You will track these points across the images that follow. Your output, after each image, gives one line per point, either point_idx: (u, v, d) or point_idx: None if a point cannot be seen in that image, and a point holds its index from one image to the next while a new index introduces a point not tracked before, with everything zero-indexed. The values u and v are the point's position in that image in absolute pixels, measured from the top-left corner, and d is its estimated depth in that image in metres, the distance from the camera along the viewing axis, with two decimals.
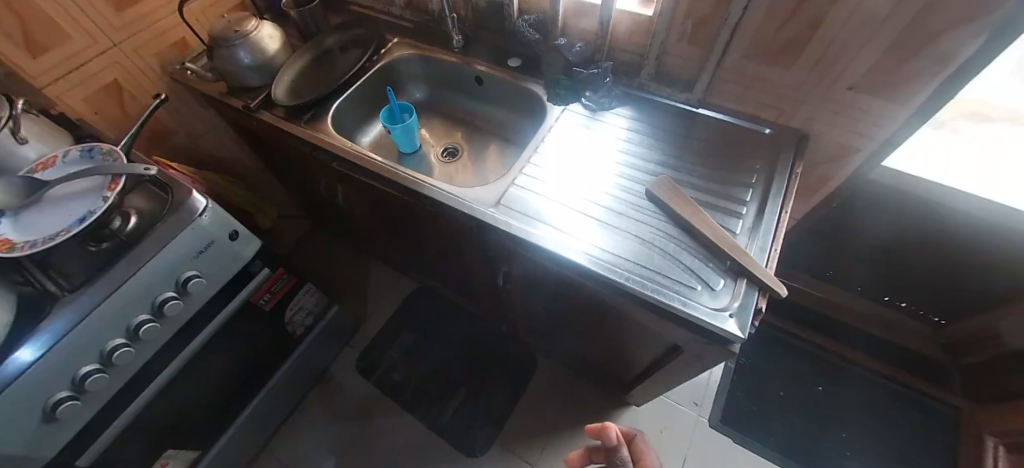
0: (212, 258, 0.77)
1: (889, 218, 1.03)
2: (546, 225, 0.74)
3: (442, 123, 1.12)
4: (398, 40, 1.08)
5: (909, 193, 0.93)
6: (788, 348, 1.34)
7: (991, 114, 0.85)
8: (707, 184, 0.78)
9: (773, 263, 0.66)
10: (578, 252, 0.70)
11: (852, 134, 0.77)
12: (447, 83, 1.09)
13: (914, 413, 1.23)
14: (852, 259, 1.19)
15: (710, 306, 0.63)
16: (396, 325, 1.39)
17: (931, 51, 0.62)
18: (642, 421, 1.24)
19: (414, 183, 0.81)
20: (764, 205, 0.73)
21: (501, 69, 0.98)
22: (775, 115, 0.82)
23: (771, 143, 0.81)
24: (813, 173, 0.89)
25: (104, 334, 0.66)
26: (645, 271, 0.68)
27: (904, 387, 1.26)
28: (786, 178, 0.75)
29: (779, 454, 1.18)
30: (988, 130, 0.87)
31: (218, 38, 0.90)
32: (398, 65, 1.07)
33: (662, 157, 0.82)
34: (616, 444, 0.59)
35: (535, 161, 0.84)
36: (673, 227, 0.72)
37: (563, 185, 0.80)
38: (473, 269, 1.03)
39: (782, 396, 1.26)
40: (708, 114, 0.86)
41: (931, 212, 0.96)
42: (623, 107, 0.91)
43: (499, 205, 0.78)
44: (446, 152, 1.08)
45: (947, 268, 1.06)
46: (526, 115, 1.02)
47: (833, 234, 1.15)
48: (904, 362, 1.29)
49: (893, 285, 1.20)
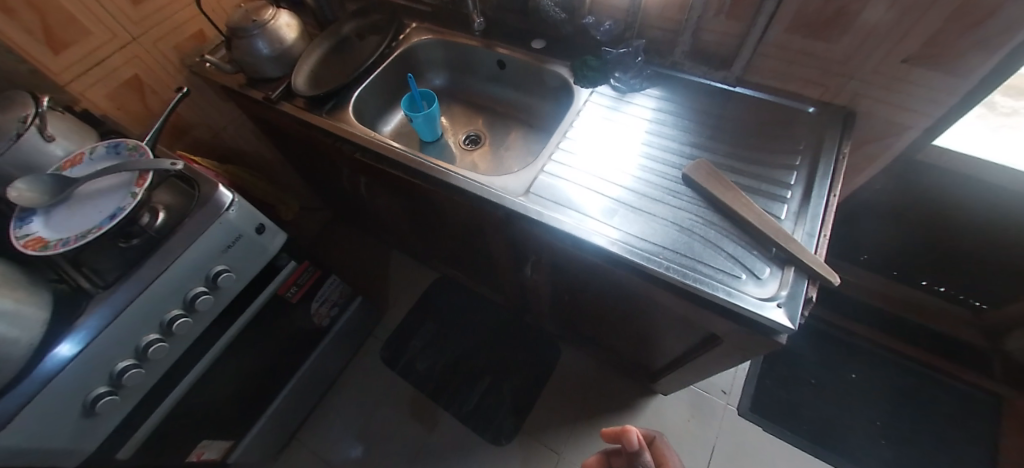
0: (240, 252, 0.77)
1: (935, 198, 0.98)
2: (579, 213, 0.72)
3: (463, 110, 1.09)
4: (417, 25, 1.05)
5: (960, 172, 0.88)
6: (821, 334, 1.29)
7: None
8: (746, 166, 0.74)
9: (822, 250, 0.63)
10: (613, 241, 0.67)
11: (903, 111, 0.72)
12: (467, 68, 1.06)
13: (955, 401, 1.17)
14: (890, 242, 1.15)
15: (757, 296, 0.60)
16: (418, 316, 1.39)
17: (997, 20, 0.57)
18: (668, 409, 1.22)
19: (439, 172, 0.79)
20: (810, 188, 0.69)
21: (524, 52, 0.95)
22: (818, 92, 0.77)
23: (816, 122, 0.77)
24: (857, 152, 0.84)
25: (139, 330, 0.66)
26: (685, 260, 0.65)
27: (944, 375, 1.21)
28: (833, 159, 0.71)
29: (812, 444, 1.15)
30: None
31: (236, 29, 0.88)
32: (417, 51, 1.04)
33: (697, 139, 0.79)
34: (639, 449, 0.55)
35: (564, 147, 0.81)
36: (713, 212, 0.69)
37: (594, 171, 0.77)
38: (497, 259, 1.01)
39: (814, 384, 1.23)
40: (745, 93, 0.82)
41: (980, 192, 0.90)
42: (653, 87, 0.86)
43: (528, 193, 0.75)
44: (469, 140, 1.06)
45: (995, 251, 1.00)
46: (550, 98, 0.98)
47: (871, 214, 1.10)
48: (944, 350, 1.23)
49: (932, 268, 1.15)
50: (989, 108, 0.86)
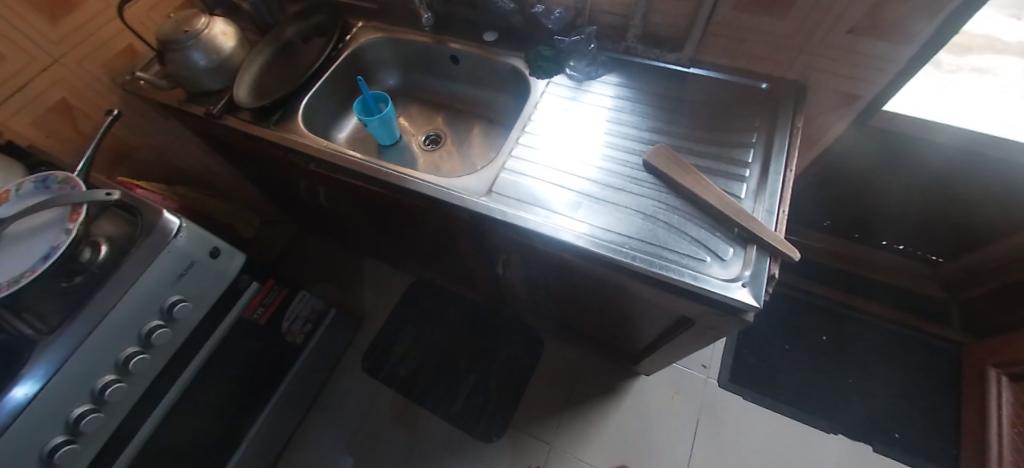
0: (195, 279, 0.73)
1: (888, 162, 1.01)
2: (544, 209, 0.70)
3: (420, 110, 1.06)
4: (363, 23, 1.01)
5: (910, 136, 0.91)
6: (792, 300, 1.33)
7: (970, 44, 0.83)
8: (705, 147, 0.74)
9: (782, 226, 0.64)
10: (580, 234, 0.67)
11: (852, 80, 0.73)
12: (420, 65, 1.02)
13: (920, 352, 1.23)
14: (849, 206, 1.18)
15: (721, 278, 0.60)
16: (397, 321, 1.36)
17: None
18: (653, 389, 1.24)
19: (398, 178, 0.76)
20: (767, 165, 0.70)
21: (477, 46, 0.92)
22: (769, 68, 0.77)
23: (769, 98, 0.78)
24: (811, 125, 0.86)
25: (94, 372, 0.62)
26: (651, 247, 0.65)
27: (909, 328, 1.26)
28: (788, 134, 0.72)
29: (790, 407, 1.18)
30: (992, 61, 0.83)
31: (167, 41, 0.82)
32: (366, 52, 1.00)
33: (656, 123, 0.78)
34: None
35: (524, 142, 0.79)
36: (676, 197, 0.69)
37: (556, 165, 0.75)
38: (469, 259, 1.00)
39: (788, 350, 1.26)
40: (700, 73, 0.82)
41: (928, 153, 0.94)
42: (610, 73, 0.85)
43: (490, 193, 0.73)
44: (429, 140, 1.03)
45: (945, 206, 1.05)
46: (508, 91, 0.96)
47: (830, 180, 1.13)
48: (907, 305, 1.29)
49: (890, 227, 1.20)
50: (935, 66, 0.86)
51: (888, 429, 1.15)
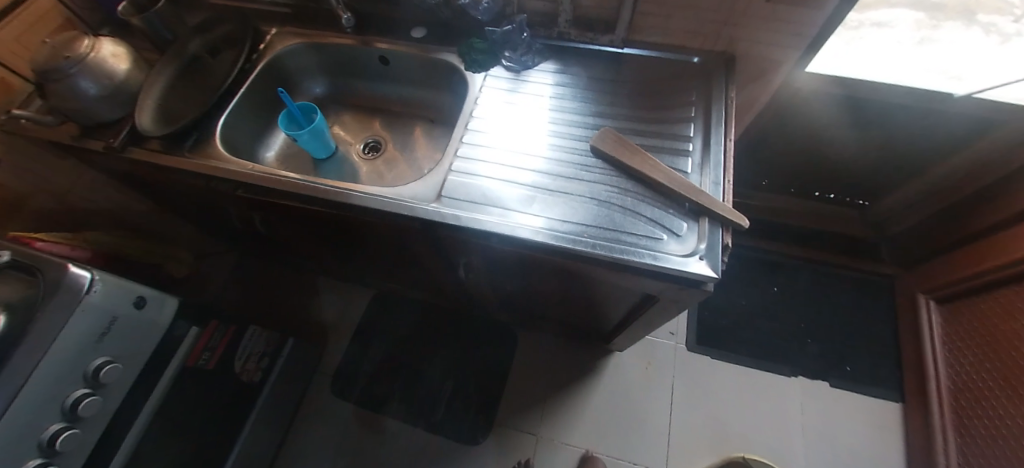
0: (121, 336, 0.66)
1: (811, 121, 1.08)
2: (497, 207, 0.68)
3: (354, 117, 1.00)
4: (277, 30, 0.92)
5: (831, 94, 0.97)
6: (744, 258, 1.40)
7: None
8: (648, 126, 0.74)
9: (728, 196, 0.66)
10: (537, 229, 0.65)
11: (775, 47, 0.75)
12: (348, 69, 0.96)
13: (860, 289, 1.34)
14: (785, 161, 1.25)
15: (679, 253, 0.61)
16: (363, 339, 1.30)
17: None
18: (628, 363, 1.27)
19: (338, 194, 0.71)
20: (708, 137, 0.71)
21: (405, 44, 0.87)
22: (699, 41, 0.79)
23: (702, 72, 0.79)
24: (743, 93, 0.88)
25: (14, 461, 0.54)
26: (609, 233, 0.64)
27: (848, 268, 1.36)
28: (724, 105, 0.74)
29: (754, 359, 1.26)
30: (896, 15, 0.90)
31: (43, 71, 0.71)
32: (285, 61, 0.92)
33: (598, 107, 0.78)
34: None
35: (469, 140, 0.76)
36: (627, 180, 0.69)
37: (505, 160, 0.73)
38: (428, 266, 0.96)
39: (746, 305, 1.33)
40: (634, 53, 0.82)
41: (849, 107, 1.01)
42: (548, 60, 0.84)
43: (440, 198, 0.69)
44: (369, 147, 0.96)
45: (866, 153, 1.15)
46: (446, 88, 0.92)
47: (765, 140, 1.19)
48: (843, 248, 1.39)
49: (822, 178, 1.29)
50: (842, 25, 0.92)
51: (841, 364, 1.24)
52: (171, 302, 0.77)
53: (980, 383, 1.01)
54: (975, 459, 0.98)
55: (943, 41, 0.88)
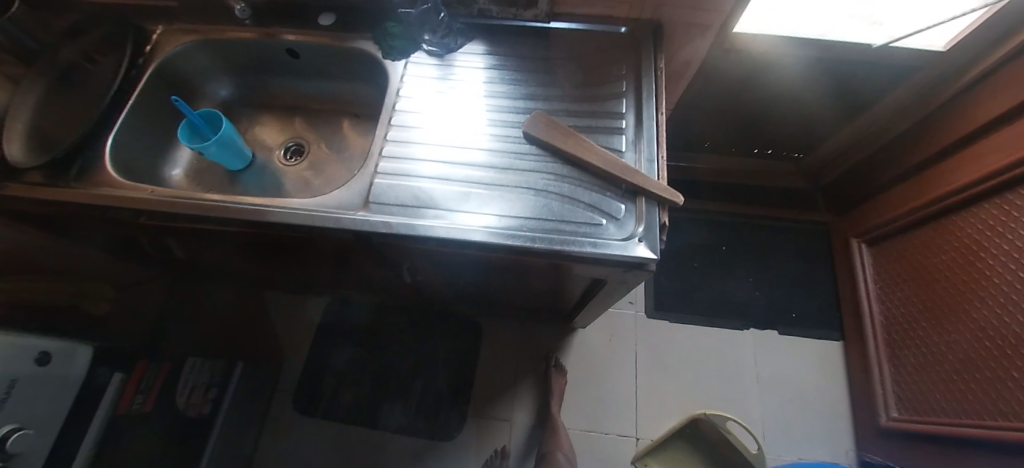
0: (27, 399, 0.61)
1: (743, 80, 1.10)
2: (431, 208, 0.63)
3: (270, 118, 0.91)
4: (164, 28, 0.81)
5: (763, 51, 0.97)
6: (694, 221, 1.43)
7: None
8: (580, 105, 0.71)
9: (662, 172, 0.65)
10: (475, 227, 0.61)
11: (699, 12, 0.73)
12: (254, 65, 0.86)
13: (800, 239, 1.41)
14: (725, 120, 1.27)
15: (619, 237, 0.60)
16: (321, 351, 1.25)
17: None
18: (592, 337, 1.29)
19: (254, 212, 0.64)
20: (640, 113, 0.69)
21: (313, 34, 0.79)
22: (625, 11, 0.75)
23: (630, 42, 0.77)
24: (674, 62, 0.86)
25: None
26: (548, 224, 0.62)
27: (789, 220, 1.43)
28: (654, 78, 0.72)
29: (710, 317, 1.31)
30: None
31: None
32: (177, 63, 0.81)
33: (528, 89, 0.74)
34: None
35: (394, 137, 0.70)
36: (564, 166, 0.66)
37: (435, 156, 0.68)
38: (372, 271, 0.92)
39: (698, 266, 1.37)
40: (560, 27, 0.78)
41: (780, 64, 1.02)
42: (472, 41, 0.78)
43: (367, 205, 0.64)
44: (291, 152, 0.88)
45: (798, 106, 1.18)
46: (366, 79, 0.85)
47: (704, 102, 1.20)
48: (784, 201, 1.45)
49: (759, 134, 1.32)
50: None
51: (788, 311, 1.32)
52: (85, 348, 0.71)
53: (908, 315, 1.09)
54: (907, 384, 1.07)
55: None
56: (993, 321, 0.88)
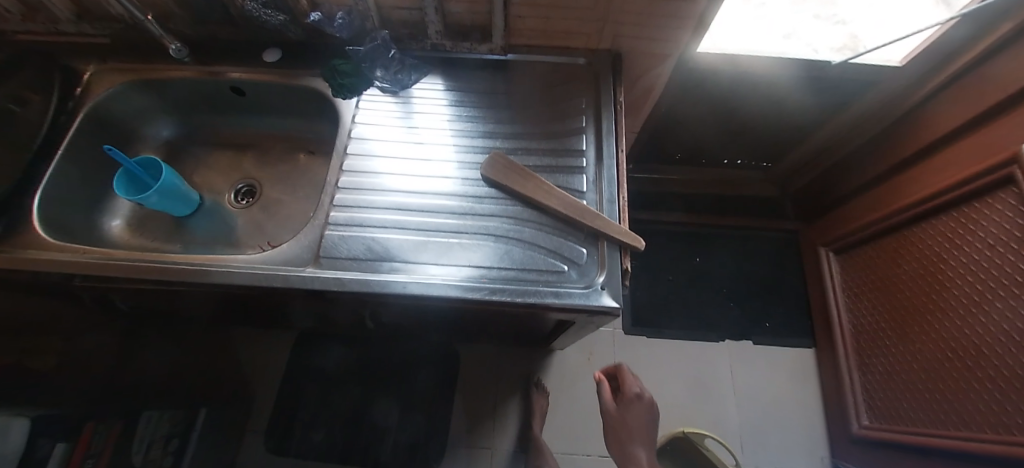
0: None
1: (710, 97, 1.09)
2: (385, 261, 0.60)
3: (218, 158, 0.85)
4: (94, 67, 0.75)
5: (728, 69, 0.96)
6: (668, 233, 1.43)
7: None
8: (540, 143, 0.69)
9: (624, 214, 0.64)
10: (432, 280, 0.59)
11: (657, 42, 0.71)
12: (199, 103, 0.81)
13: (771, 247, 1.43)
14: (694, 134, 1.26)
15: (581, 285, 0.59)
16: (293, 387, 1.21)
17: None
18: (570, 357, 1.28)
19: (196, 273, 0.60)
20: (601, 150, 0.68)
21: (259, 72, 0.74)
22: (583, 42, 0.74)
23: (589, 73, 0.75)
24: (636, 89, 0.85)
25: None
26: (509, 273, 0.60)
27: (760, 229, 1.44)
28: (613, 112, 0.70)
29: (686, 331, 1.31)
30: None
31: None
32: (111, 105, 0.75)
33: (486, 126, 0.71)
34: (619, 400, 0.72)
35: (346, 183, 0.67)
36: (523, 209, 0.64)
37: (389, 203, 0.65)
38: (337, 313, 0.88)
39: (673, 279, 1.37)
40: (518, 59, 0.76)
41: (746, 81, 1.01)
42: (427, 76, 0.75)
43: (319, 260, 0.61)
44: (241, 194, 0.83)
45: (765, 119, 1.18)
46: (320, 115, 0.81)
47: (673, 118, 1.19)
48: (755, 210, 1.46)
49: (729, 145, 1.32)
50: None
51: (762, 321, 1.33)
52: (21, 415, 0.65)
53: (874, 324, 1.12)
54: (877, 392, 1.09)
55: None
56: (956, 332, 0.89)
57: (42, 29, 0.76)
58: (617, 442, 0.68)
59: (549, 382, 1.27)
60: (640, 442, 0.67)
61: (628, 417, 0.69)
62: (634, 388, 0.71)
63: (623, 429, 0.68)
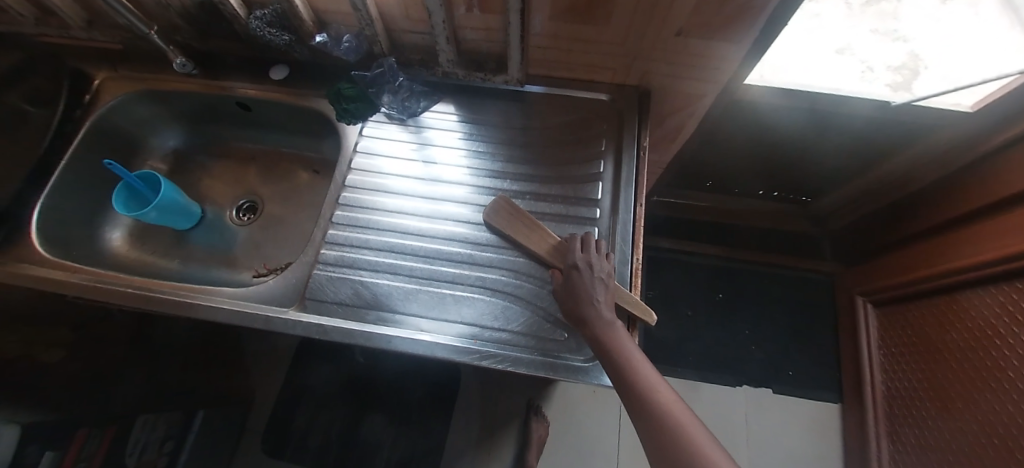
0: None
1: (750, 133, 1.00)
2: (372, 309, 0.57)
3: (224, 171, 0.83)
4: (104, 76, 0.74)
5: (781, 107, 0.85)
6: (689, 265, 1.35)
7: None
8: (551, 188, 0.64)
9: (636, 279, 0.57)
10: (418, 335, 0.54)
11: (692, 81, 0.63)
12: (207, 115, 0.80)
13: (800, 288, 1.33)
14: (728, 165, 1.17)
15: (582, 358, 0.53)
16: (294, 388, 1.22)
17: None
18: (574, 388, 1.23)
19: (179, 304, 0.58)
20: (617, 201, 0.62)
21: (267, 89, 0.72)
22: (608, 76, 0.67)
23: (612, 111, 0.68)
24: (665, 125, 0.78)
25: None
26: (502, 335, 0.55)
27: (790, 267, 1.34)
28: (635, 159, 0.64)
29: (700, 372, 1.24)
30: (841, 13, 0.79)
31: None
32: (118, 114, 0.74)
33: (494, 162, 0.66)
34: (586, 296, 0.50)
35: (340, 218, 0.63)
36: (525, 262, 0.59)
37: (383, 244, 0.61)
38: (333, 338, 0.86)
39: (690, 315, 1.29)
40: (535, 90, 0.70)
41: (791, 120, 0.91)
42: (437, 104, 0.71)
43: (304, 302, 0.58)
44: (243, 210, 0.81)
45: (811, 156, 1.07)
46: (325, 135, 0.78)
47: (707, 149, 1.09)
48: (788, 247, 1.36)
49: (765, 178, 1.21)
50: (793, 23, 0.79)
51: (784, 369, 1.25)
52: (17, 420, 0.64)
53: (911, 390, 1.01)
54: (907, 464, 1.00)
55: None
56: (993, 420, 0.80)
57: (56, 34, 0.73)
58: (568, 309, 0.51)
59: (550, 411, 1.23)
60: (597, 301, 0.50)
61: (574, 288, 0.51)
62: (576, 259, 0.53)
63: (572, 295, 0.51)
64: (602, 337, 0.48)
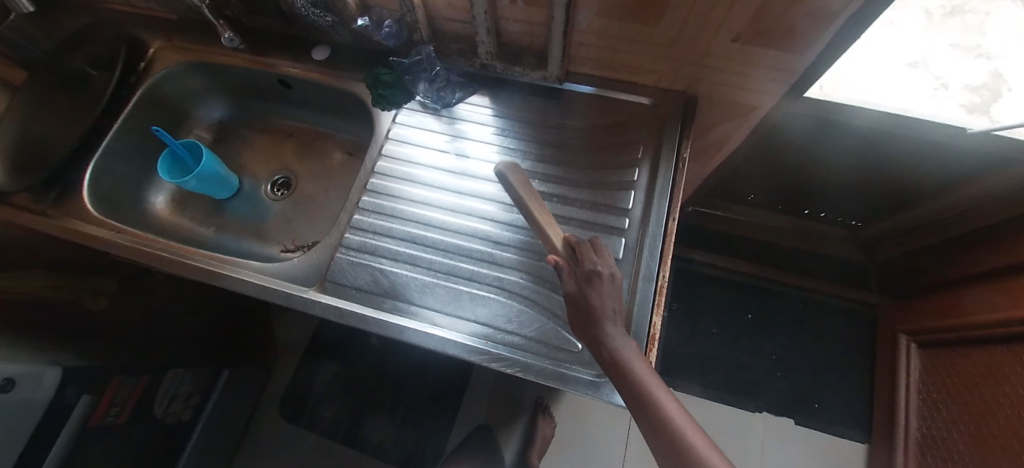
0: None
1: (800, 150, 0.93)
2: (388, 299, 0.57)
3: (264, 146, 0.86)
4: (160, 45, 0.77)
5: (837, 125, 0.79)
6: (718, 281, 1.29)
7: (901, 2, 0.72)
8: (580, 192, 0.62)
9: (660, 297, 0.55)
10: (430, 330, 0.54)
11: (744, 91, 0.59)
12: (251, 90, 0.82)
13: (837, 317, 1.26)
14: (772, 182, 1.10)
15: (593, 372, 0.52)
16: (314, 356, 1.28)
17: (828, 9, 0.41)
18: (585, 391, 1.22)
19: (209, 273, 0.60)
20: (648, 212, 0.59)
21: (308, 69, 0.72)
22: (653, 80, 0.64)
23: (653, 117, 0.65)
24: (710, 134, 0.74)
25: None
26: (513, 339, 0.54)
27: (829, 294, 1.26)
28: (672, 170, 0.60)
29: (717, 392, 1.20)
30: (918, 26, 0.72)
31: None
32: (169, 82, 0.77)
33: (524, 160, 0.64)
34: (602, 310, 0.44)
35: (367, 204, 0.63)
36: (545, 266, 0.57)
37: (405, 234, 0.61)
38: None
39: (715, 333, 1.24)
40: (574, 88, 0.68)
41: (848, 141, 0.84)
42: (472, 95, 0.69)
43: (325, 285, 0.59)
44: (278, 186, 0.83)
45: (865, 180, 0.99)
46: (361, 118, 0.78)
47: (751, 163, 1.03)
48: (828, 272, 1.28)
49: (812, 199, 1.14)
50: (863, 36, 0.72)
51: (808, 400, 1.19)
52: (62, 361, 0.69)
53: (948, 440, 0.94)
54: None
55: (979, 12, 0.71)
56: None
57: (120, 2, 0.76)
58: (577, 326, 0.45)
59: (558, 411, 1.22)
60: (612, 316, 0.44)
61: (586, 297, 0.44)
62: (596, 265, 0.45)
63: (583, 308, 0.45)
64: (617, 361, 0.42)
